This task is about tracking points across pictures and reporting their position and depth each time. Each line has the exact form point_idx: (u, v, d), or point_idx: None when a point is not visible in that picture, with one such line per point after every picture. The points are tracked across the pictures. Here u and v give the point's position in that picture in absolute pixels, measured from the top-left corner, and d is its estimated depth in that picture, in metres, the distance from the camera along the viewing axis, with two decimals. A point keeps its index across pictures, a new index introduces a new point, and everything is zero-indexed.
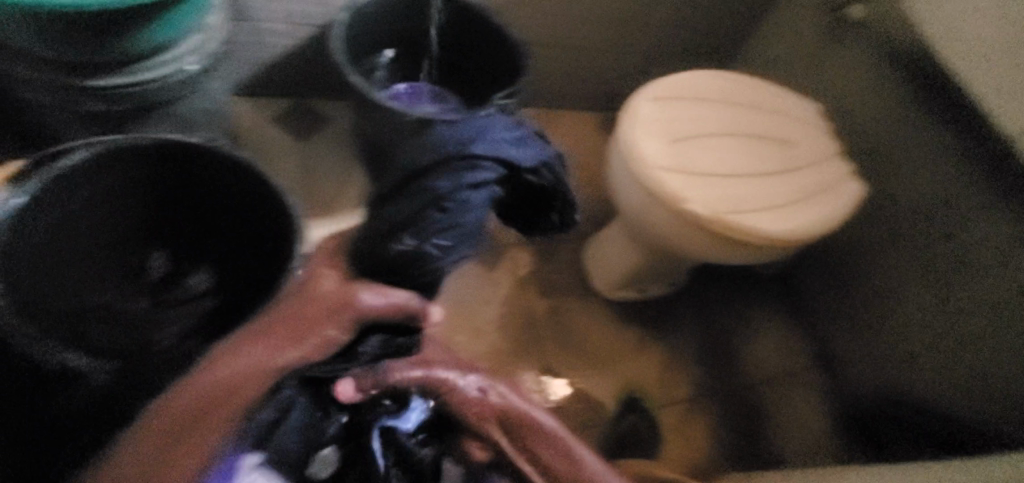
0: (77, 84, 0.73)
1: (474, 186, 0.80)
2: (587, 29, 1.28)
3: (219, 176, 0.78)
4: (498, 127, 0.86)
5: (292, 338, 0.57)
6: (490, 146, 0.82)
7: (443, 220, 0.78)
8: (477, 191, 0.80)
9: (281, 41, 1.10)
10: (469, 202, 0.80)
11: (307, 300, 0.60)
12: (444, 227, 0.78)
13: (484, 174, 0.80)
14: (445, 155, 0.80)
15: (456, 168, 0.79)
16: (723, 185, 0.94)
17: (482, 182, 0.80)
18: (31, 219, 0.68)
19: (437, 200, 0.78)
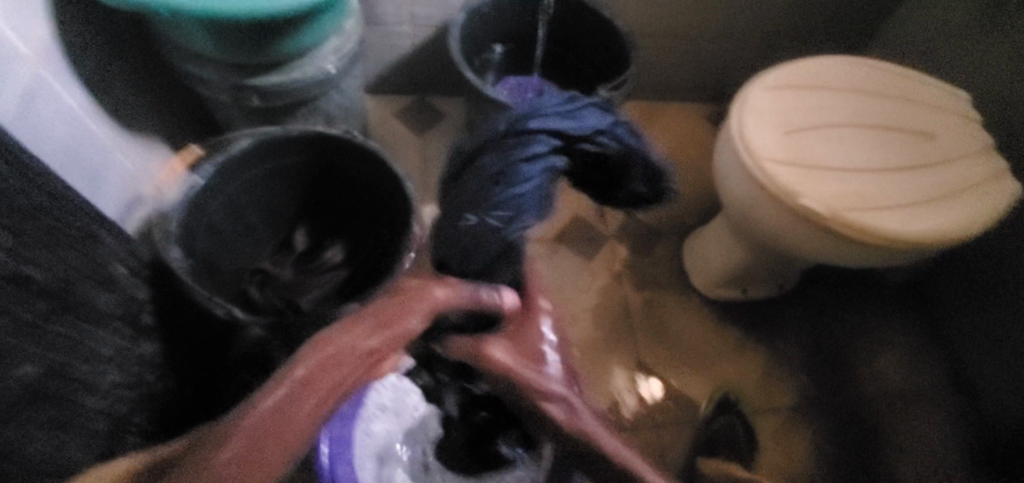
0: (244, 83, 0.86)
1: (527, 165, 0.60)
2: (699, 20, 1.25)
3: (351, 164, 0.88)
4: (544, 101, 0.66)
5: (397, 338, 0.44)
6: (540, 116, 0.63)
7: (502, 196, 0.59)
8: (530, 169, 0.60)
9: (406, 41, 1.20)
10: (518, 186, 0.60)
11: (404, 295, 0.47)
12: (513, 194, 0.59)
13: (533, 150, 0.61)
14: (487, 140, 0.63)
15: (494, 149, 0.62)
16: (846, 179, 0.87)
17: (535, 160, 0.61)
18: (206, 199, 0.81)
19: (488, 184, 0.60)
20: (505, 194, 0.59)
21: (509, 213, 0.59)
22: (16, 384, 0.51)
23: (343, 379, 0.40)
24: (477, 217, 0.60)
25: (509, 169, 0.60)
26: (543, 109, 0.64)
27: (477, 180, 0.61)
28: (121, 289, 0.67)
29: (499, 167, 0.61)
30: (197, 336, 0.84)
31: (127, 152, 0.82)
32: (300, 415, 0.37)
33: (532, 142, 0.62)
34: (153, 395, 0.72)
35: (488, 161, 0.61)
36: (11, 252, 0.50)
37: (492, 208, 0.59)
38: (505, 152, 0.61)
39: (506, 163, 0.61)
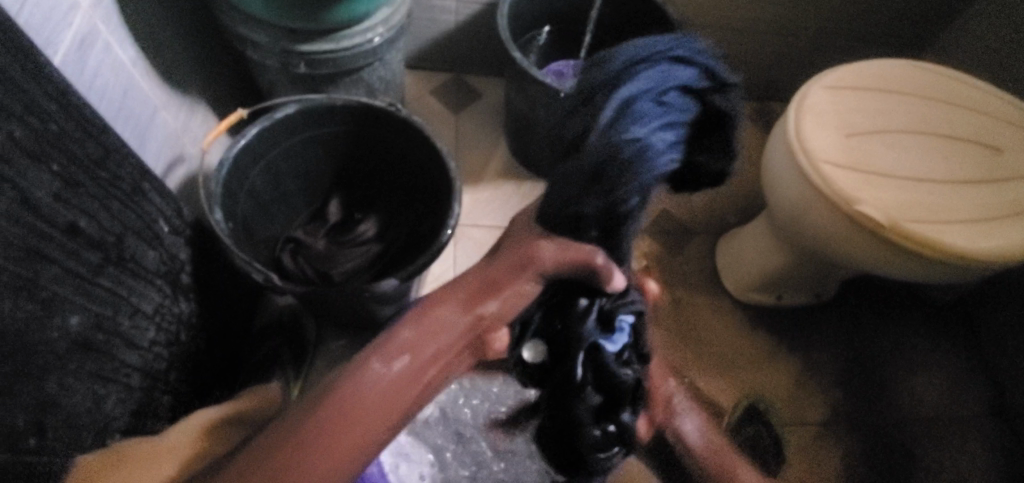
0: (293, 48, 0.84)
1: (644, 94, 0.44)
2: (754, 13, 1.20)
3: (395, 137, 0.87)
4: (640, 63, 0.45)
5: (502, 310, 0.44)
6: (649, 84, 0.44)
7: (618, 125, 0.43)
8: (658, 138, 0.43)
9: (449, 17, 1.18)
10: (645, 117, 0.43)
11: (506, 261, 0.45)
12: (638, 124, 0.43)
13: (651, 78, 0.44)
14: (594, 131, 0.43)
15: (614, 126, 0.43)
16: (906, 189, 0.83)
17: (652, 93, 0.44)
18: (249, 163, 0.80)
19: (593, 106, 0.44)
20: (621, 124, 0.43)
21: (637, 144, 0.43)
22: (61, 333, 0.50)
23: (443, 358, 0.41)
24: (590, 140, 0.43)
25: (624, 96, 0.43)
26: (635, 81, 0.44)
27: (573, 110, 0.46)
28: (163, 247, 0.67)
29: (608, 92, 0.44)
30: (230, 298, 0.84)
31: (172, 112, 0.81)
32: (393, 402, 0.39)
33: (649, 70, 0.45)
34: (187, 354, 0.72)
35: (592, 89, 0.45)
36: (62, 200, 0.50)
37: (609, 138, 0.43)
38: (616, 79, 0.44)
39: (618, 87, 0.44)
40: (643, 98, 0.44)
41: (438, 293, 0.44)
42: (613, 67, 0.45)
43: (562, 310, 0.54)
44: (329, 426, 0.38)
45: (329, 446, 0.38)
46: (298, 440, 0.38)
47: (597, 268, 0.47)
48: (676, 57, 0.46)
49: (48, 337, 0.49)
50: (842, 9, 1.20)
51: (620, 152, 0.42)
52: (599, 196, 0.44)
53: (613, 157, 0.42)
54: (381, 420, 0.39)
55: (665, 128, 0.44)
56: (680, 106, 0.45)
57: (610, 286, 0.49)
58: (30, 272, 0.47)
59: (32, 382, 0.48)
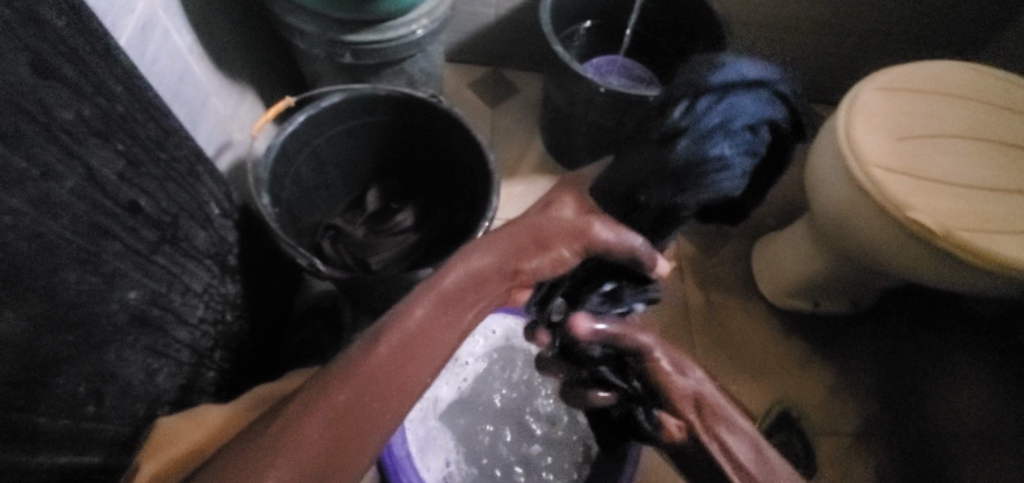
0: (339, 38, 0.85)
1: (736, 117, 0.50)
2: (802, 11, 1.17)
3: (435, 128, 0.87)
4: (740, 89, 0.51)
5: (543, 267, 0.50)
6: (742, 109, 0.51)
7: (711, 138, 0.49)
8: (736, 159, 0.50)
9: (489, 10, 1.18)
10: (733, 139, 0.50)
11: (555, 225, 0.51)
12: (726, 141, 0.50)
13: (750, 104, 0.51)
14: (685, 138, 0.49)
15: (704, 138, 0.49)
16: (960, 196, 0.80)
17: (749, 118, 0.51)
18: (294, 150, 0.82)
19: (698, 111, 0.50)
20: (713, 137, 0.49)
21: (720, 160, 0.49)
22: (120, 306, 0.52)
23: (486, 300, 0.48)
24: (684, 142, 0.49)
25: (725, 113, 0.50)
26: (731, 104, 0.50)
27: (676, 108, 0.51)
28: (213, 228, 0.69)
29: (714, 102, 0.50)
30: (272, 281, 0.86)
31: (222, 98, 0.83)
32: (445, 334, 0.45)
33: (743, 96, 0.51)
34: (231, 333, 0.74)
35: (699, 94, 0.51)
36: (126, 179, 0.52)
37: (701, 148, 0.49)
38: (722, 93, 0.51)
39: (721, 101, 0.50)
40: (735, 121, 0.50)
41: (495, 239, 0.50)
42: (717, 86, 0.51)
43: (588, 281, 0.56)
44: (390, 350, 0.43)
45: (388, 368, 0.43)
46: (362, 362, 0.43)
47: (643, 258, 0.52)
48: (774, 92, 0.53)
49: (109, 309, 0.51)
50: (898, 8, 1.15)
51: (705, 162, 0.49)
52: (667, 194, 0.51)
53: (695, 161, 0.49)
54: (433, 349, 0.45)
55: (747, 152, 0.52)
56: (761, 138, 0.52)
57: (655, 272, 0.54)
58: (95, 245, 0.49)
59: (93, 352, 0.50)
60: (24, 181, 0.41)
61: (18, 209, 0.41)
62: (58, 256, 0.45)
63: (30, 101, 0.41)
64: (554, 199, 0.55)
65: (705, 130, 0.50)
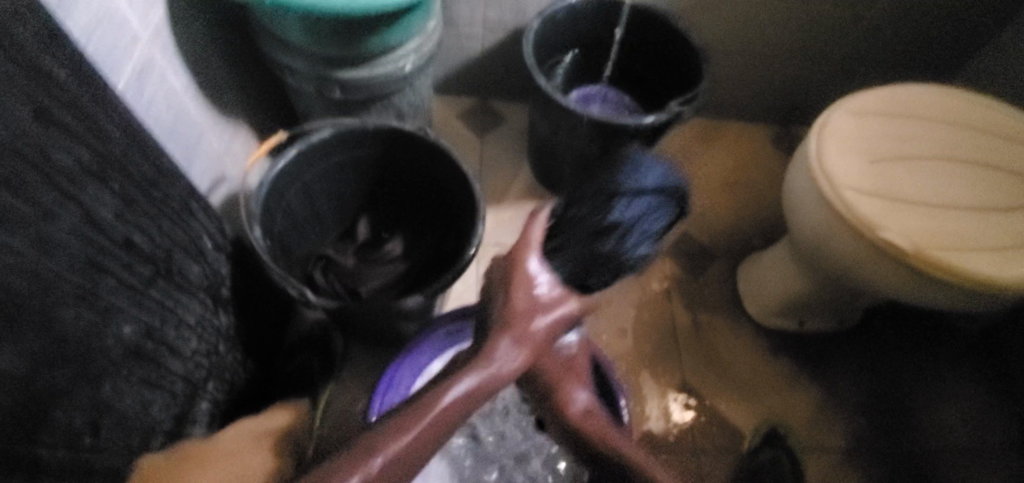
0: (330, 75, 0.89)
1: (654, 216, 0.64)
2: (776, 39, 1.22)
3: (422, 158, 0.90)
4: (654, 191, 0.65)
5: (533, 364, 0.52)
6: (659, 209, 0.64)
7: (638, 236, 0.62)
8: (651, 247, 0.64)
9: (476, 43, 1.22)
10: (653, 235, 0.64)
11: (553, 305, 0.51)
12: (648, 239, 0.63)
13: (664, 208, 0.65)
14: (617, 235, 0.61)
15: (631, 235, 0.62)
16: (928, 215, 0.83)
17: (663, 217, 0.65)
18: (286, 183, 0.84)
19: (628, 213, 0.62)
20: (641, 237, 0.62)
21: (644, 253, 0.62)
22: (115, 341, 0.54)
23: None
24: (621, 241, 0.61)
25: (649, 215, 0.63)
26: (651, 205, 0.64)
27: (615, 208, 0.62)
28: (207, 262, 0.71)
29: (641, 204, 0.63)
30: (267, 311, 0.89)
31: (216, 135, 0.86)
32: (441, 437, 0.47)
33: (660, 197, 0.65)
34: (224, 365, 0.76)
35: (631, 196, 0.63)
36: (124, 217, 0.55)
37: (632, 246, 0.62)
38: (645, 196, 0.64)
39: (647, 206, 0.64)
40: (653, 220, 0.64)
41: (495, 331, 0.49)
42: (641, 190, 0.64)
43: None
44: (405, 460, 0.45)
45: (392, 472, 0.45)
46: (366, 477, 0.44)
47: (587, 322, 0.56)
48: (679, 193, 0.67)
49: (104, 344, 0.53)
50: (866, 34, 1.21)
51: (633, 258, 0.62)
52: (605, 278, 0.60)
53: (626, 256, 0.61)
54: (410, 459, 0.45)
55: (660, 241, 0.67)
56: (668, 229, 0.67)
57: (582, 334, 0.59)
58: (91, 281, 0.51)
59: (89, 386, 0.51)
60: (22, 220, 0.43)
61: (21, 250, 0.43)
62: (56, 293, 0.47)
63: (33, 148, 0.44)
64: (518, 285, 0.50)
65: (631, 229, 0.62)
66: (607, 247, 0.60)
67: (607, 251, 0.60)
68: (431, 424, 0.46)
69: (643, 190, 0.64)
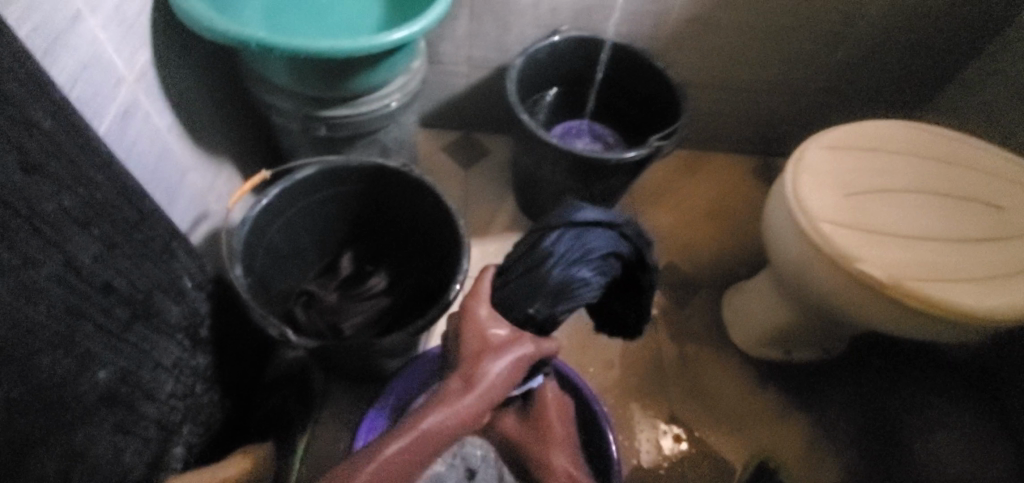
0: (315, 113, 0.90)
1: (592, 248, 0.69)
2: (752, 75, 1.26)
3: (407, 194, 0.91)
4: (595, 227, 0.71)
5: (482, 398, 0.63)
6: (597, 241, 0.69)
7: (574, 266, 0.68)
8: (588, 277, 0.69)
9: (460, 80, 1.25)
10: (594, 267, 0.69)
11: (502, 351, 0.65)
12: (587, 270, 0.68)
13: (609, 245, 0.70)
14: (550, 263, 0.68)
15: (564, 263, 0.68)
16: (904, 247, 0.85)
17: (604, 251, 0.69)
18: (270, 220, 0.84)
19: (564, 246, 0.69)
20: (575, 266, 0.68)
21: (580, 281, 0.68)
22: (89, 387, 0.53)
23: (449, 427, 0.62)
24: (553, 268, 0.68)
25: (586, 248, 0.69)
26: (589, 237, 0.70)
27: (555, 243, 0.70)
28: (188, 302, 0.70)
29: (576, 237, 0.69)
30: (246, 349, 0.87)
31: (199, 172, 0.86)
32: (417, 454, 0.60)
33: (600, 232, 0.70)
34: (200, 406, 0.74)
35: (566, 229, 0.70)
36: (103, 259, 0.54)
37: (568, 274, 0.67)
38: (581, 229, 0.70)
39: (583, 238, 0.69)
40: (592, 251, 0.69)
41: (454, 381, 0.64)
42: (580, 225, 0.70)
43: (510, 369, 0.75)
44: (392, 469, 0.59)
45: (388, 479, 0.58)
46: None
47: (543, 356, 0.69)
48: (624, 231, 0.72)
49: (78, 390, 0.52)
50: (838, 71, 1.25)
51: (569, 284, 0.68)
52: (538, 302, 0.69)
53: (563, 283, 0.68)
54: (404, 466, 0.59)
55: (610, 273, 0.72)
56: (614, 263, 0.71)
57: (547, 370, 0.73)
58: (68, 327, 0.50)
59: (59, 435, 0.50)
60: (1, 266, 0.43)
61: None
62: (31, 340, 0.46)
63: (15, 195, 0.44)
64: (472, 325, 0.67)
65: (567, 258, 0.68)
66: (540, 274, 0.68)
67: (540, 276, 0.68)
68: (411, 463, 0.60)
69: (582, 225, 0.71)
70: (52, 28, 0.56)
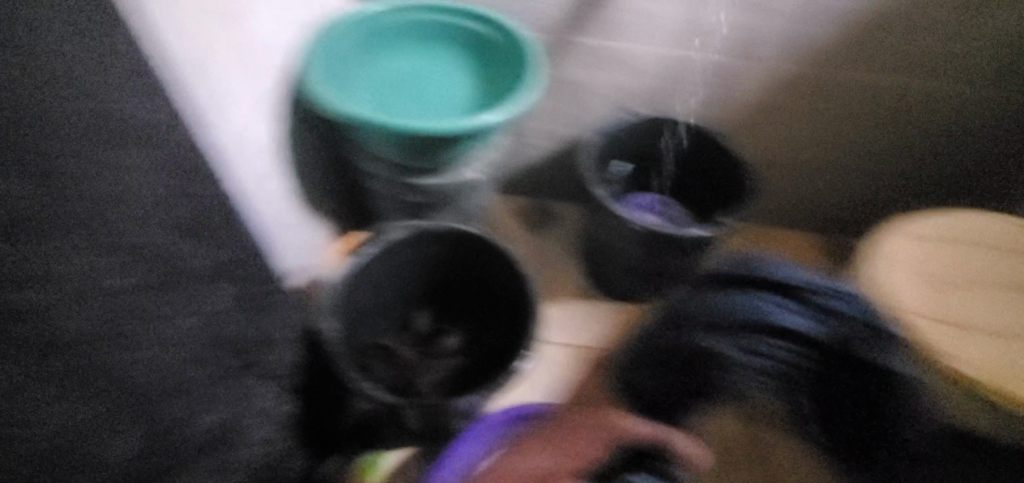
0: (406, 182, 0.98)
1: (783, 322, 0.95)
2: (826, 157, 1.25)
3: (485, 259, 0.96)
4: (789, 308, 0.95)
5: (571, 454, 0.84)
6: (782, 318, 0.94)
7: (787, 322, 0.94)
8: (773, 348, 0.95)
9: (537, 152, 1.33)
10: (783, 344, 0.95)
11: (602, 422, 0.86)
12: (771, 342, 0.95)
13: (804, 322, 0.94)
14: (737, 335, 0.95)
15: (750, 337, 0.95)
16: (1003, 346, 0.80)
17: (800, 327, 0.94)
18: (358, 278, 0.91)
19: (776, 309, 0.95)
20: (762, 346, 0.95)
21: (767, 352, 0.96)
22: None
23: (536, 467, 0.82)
24: (742, 343, 0.95)
25: (779, 322, 0.94)
26: (780, 316, 0.95)
27: (774, 305, 0.95)
28: (280, 351, 0.76)
29: (767, 315, 0.95)
30: (331, 395, 0.93)
31: (300, 231, 0.95)
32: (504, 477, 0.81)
33: (792, 311, 0.95)
34: (283, 452, 0.78)
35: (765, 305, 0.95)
36: None
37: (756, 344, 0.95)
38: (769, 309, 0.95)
39: (781, 315, 0.95)
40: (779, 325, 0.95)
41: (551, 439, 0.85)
42: (765, 302, 0.95)
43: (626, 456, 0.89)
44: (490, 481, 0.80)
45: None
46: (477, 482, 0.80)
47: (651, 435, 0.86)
48: (831, 307, 0.93)
49: None
50: (923, 156, 1.22)
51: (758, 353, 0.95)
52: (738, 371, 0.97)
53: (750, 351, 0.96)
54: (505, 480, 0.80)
55: (797, 341, 0.95)
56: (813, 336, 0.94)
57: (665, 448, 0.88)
58: None
59: None
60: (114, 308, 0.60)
61: None
62: None
63: None
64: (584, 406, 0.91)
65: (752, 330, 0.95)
66: (729, 343, 0.95)
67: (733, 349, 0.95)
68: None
69: (772, 302, 0.95)
70: (193, 106, 0.67)
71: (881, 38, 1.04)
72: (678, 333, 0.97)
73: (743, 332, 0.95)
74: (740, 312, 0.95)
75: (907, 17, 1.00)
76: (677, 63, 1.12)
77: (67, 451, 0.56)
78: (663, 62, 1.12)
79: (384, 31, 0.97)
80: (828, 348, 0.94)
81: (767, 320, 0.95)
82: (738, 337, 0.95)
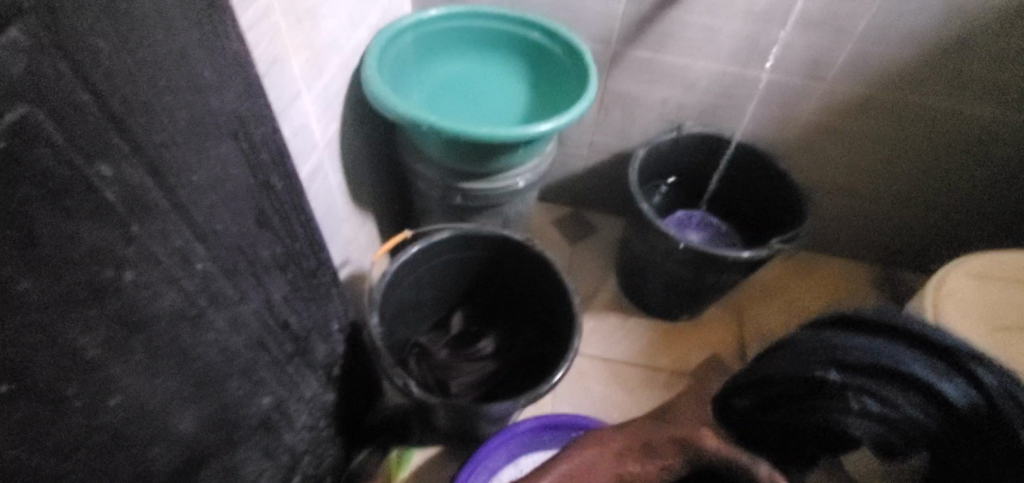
0: (455, 184, 0.99)
1: (908, 373, 0.70)
2: (881, 184, 1.22)
3: (527, 267, 0.97)
4: (924, 362, 0.70)
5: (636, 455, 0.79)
6: (912, 371, 0.69)
7: (925, 376, 0.69)
8: (887, 402, 0.70)
9: (580, 162, 1.33)
10: (902, 401, 0.70)
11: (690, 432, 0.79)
12: (886, 397, 0.70)
13: (943, 385, 0.68)
14: (839, 371, 0.73)
15: (859, 378, 0.72)
16: None
17: (935, 390, 0.68)
18: (404, 276, 0.93)
19: (923, 368, 0.69)
20: (873, 396, 0.71)
21: (876, 406, 0.70)
22: (255, 410, 0.61)
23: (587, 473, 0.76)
24: (842, 381, 0.73)
25: (903, 372, 0.70)
26: (912, 368, 0.70)
27: (911, 356, 0.70)
28: (331, 341, 0.78)
29: (888, 361, 0.70)
30: (366, 391, 0.94)
31: (350, 226, 0.98)
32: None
33: (927, 366, 0.70)
34: (320, 442, 0.80)
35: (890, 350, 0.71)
36: (288, 301, 0.63)
37: (862, 389, 0.71)
38: (893, 355, 0.71)
39: (909, 367, 0.70)
40: (906, 380, 0.70)
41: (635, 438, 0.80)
42: (888, 348, 0.71)
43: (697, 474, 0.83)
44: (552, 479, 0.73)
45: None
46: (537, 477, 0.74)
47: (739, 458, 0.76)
48: (987, 382, 0.67)
49: (248, 413, 0.59)
50: (982, 192, 1.19)
51: (861, 402, 0.71)
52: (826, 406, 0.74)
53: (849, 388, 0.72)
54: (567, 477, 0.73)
55: (934, 405, 0.69)
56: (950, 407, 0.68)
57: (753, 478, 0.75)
58: (252, 359, 0.58)
59: (226, 452, 0.57)
60: (208, 283, 0.48)
61: (218, 327, 0.51)
62: (229, 366, 0.54)
63: (250, 247, 0.54)
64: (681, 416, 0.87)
65: (863, 372, 0.72)
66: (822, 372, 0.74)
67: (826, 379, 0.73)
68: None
69: (899, 350, 0.71)
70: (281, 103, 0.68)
71: (956, 66, 1.00)
72: (805, 357, 0.76)
73: (860, 375, 0.72)
74: (865, 355, 0.72)
75: (988, 45, 0.96)
76: (731, 80, 1.11)
77: (124, 435, 0.44)
78: (716, 80, 1.12)
79: (441, 36, 0.99)
80: (977, 427, 0.67)
81: (893, 368, 0.70)
82: (853, 377, 0.72)
